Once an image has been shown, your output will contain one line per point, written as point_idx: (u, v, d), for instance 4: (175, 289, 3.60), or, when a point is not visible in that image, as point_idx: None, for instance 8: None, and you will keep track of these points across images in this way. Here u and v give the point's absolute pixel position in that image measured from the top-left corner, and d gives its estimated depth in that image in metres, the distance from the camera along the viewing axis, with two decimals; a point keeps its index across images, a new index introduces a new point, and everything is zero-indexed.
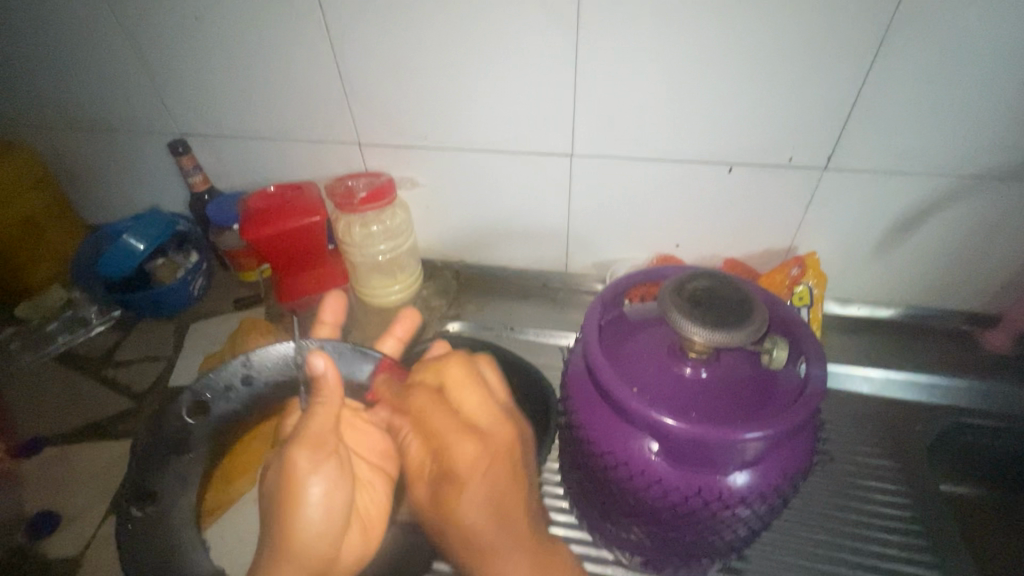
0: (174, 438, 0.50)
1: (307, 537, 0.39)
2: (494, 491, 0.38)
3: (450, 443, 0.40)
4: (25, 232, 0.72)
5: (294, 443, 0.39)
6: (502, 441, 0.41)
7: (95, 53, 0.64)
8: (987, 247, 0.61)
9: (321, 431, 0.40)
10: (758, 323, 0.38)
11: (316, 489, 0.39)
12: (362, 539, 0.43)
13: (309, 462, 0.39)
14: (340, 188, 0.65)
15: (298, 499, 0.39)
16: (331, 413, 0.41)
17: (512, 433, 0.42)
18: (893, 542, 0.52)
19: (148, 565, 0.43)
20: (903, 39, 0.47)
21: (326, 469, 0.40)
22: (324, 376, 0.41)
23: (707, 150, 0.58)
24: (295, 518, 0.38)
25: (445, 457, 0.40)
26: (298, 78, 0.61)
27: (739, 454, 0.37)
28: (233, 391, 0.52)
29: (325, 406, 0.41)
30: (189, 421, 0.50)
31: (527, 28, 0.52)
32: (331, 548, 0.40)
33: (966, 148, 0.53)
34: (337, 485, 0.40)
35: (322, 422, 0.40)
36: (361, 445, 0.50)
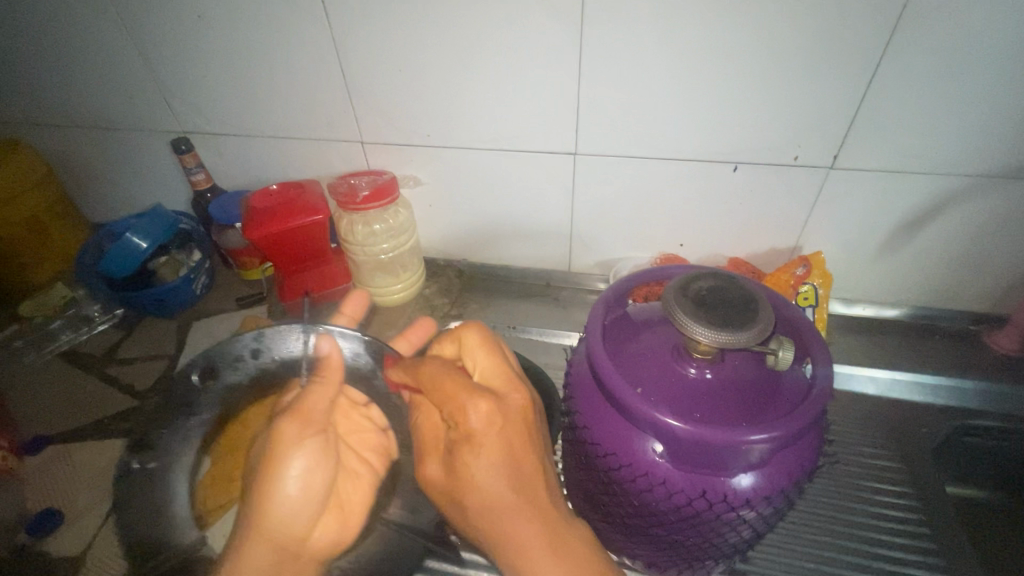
0: (181, 401, 0.45)
1: (277, 516, 0.39)
2: (510, 453, 0.38)
3: (464, 406, 0.38)
4: (29, 231, 0.72)
5: (284, 416, 0.40)
6: (515, 405, 0.40)
7: (98, 52, 0.64)
8: (995, 247, 0.60)
9: (314, 407, 0.41)
10: (764, 324, 0.38)
11: (297, 468, 0.39)
12: (338, 524, 0.43)
13: (298, 436, 0.40)
14: (343, 186, 0.65)
15: (278, 476, 0.39)
16: (325, 394, 0.41)
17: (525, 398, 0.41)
18: (899, 545, 0.52)
19: (141, 525, 0.43)
20: (910, 38, 0.46)
21: (310, 447, 0.40)
22: (329, 355, 0.46)
23: (712, 150, 0.57)
24: (270, 493, 0.39)
25: (460, 418, 0.38)
26: (301, 77, 0.60)
27: (744, 456, 0.37)
28: (245, 363, 0.47)
29: (321, 386, 0.42)
30: (198, 385, 0.45)
31: (531, 28, 0.52)
32: (304, 529, 0.40)
33: (975, 147, 0.52)
34: (320, 467, 0.40)
35: (315, 399, 0.41)
36: (353, 436, 0.49)
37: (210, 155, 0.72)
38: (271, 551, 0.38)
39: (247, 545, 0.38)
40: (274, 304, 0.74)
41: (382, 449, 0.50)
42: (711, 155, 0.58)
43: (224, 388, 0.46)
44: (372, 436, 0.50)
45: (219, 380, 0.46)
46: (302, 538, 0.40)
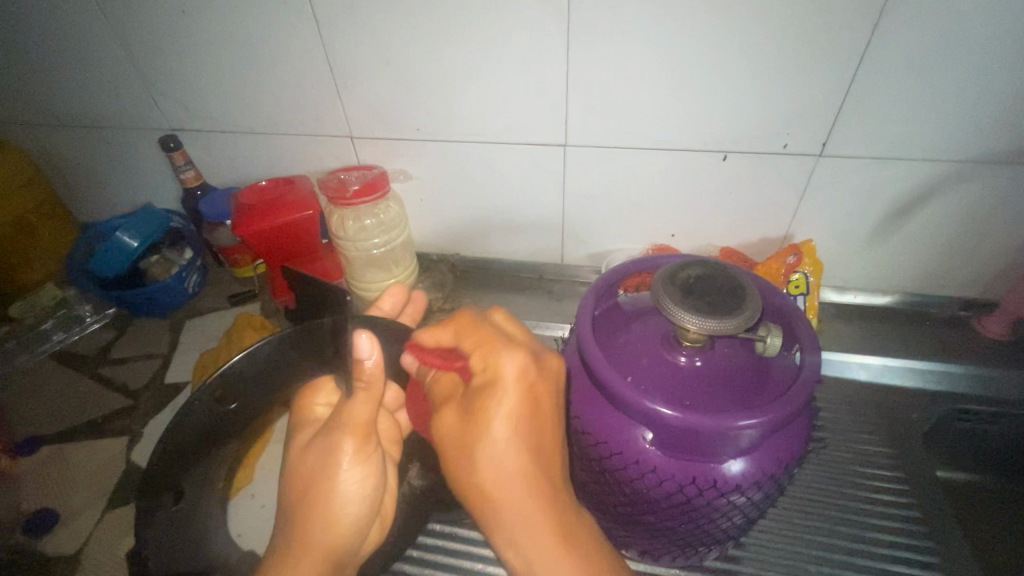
0: (203, 429, 0.40)
1: (335, 532, 0.36)
2: (534, 435, 0.35)
3: (497, 362, 0.35)
4: (18, 231, 0.72)
5: (340, 431, 0.37)
6: (554, 376, 0.37)
7: (83, 50, 0.63)
8: (983, 232, 0.60)
9: (366, 417, 0.37)
10: (751, 310, 0.38)
11: (354, 478, 0.37)
12: (381, 531, 0.41)
13: (354, 450, 0.37)
14: (332, 181, 0.65)
15: (334, 487, 0.37)
16: (372, 401, 0.38)
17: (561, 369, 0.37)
18: (890, 528, 0.52)
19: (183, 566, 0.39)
20: (895, 26, 0.47)
21: (366, 461, 0.37)
22: (368, 360, 0.37)
23: (701, 139, 0.57)
24: (330, 506, 0.37)
25: (490, 376, 0.35)
26: (288, 72, 0.60)
27: (734, 442, 0.37)
28: (263, 372, 0.41)
29: (367, 391, 0.38)
30: (217, 410, 0.40)
31: (517, 20, 0.51)
32: (355, 541, 0.38)
33: (961, 134, 0.53)
34: (375, 475, 0.38)
35: (362, 410, 0.37)
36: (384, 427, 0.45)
37: (199, 152, 0.71)
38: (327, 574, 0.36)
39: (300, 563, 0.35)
40: (268, 302, 0.74)
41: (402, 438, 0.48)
42: (700, 143, 0.58)
43: (246, 401, 0.42)
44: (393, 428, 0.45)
45: (240, 398, 0.41)
46: (354, 552, 0.38)
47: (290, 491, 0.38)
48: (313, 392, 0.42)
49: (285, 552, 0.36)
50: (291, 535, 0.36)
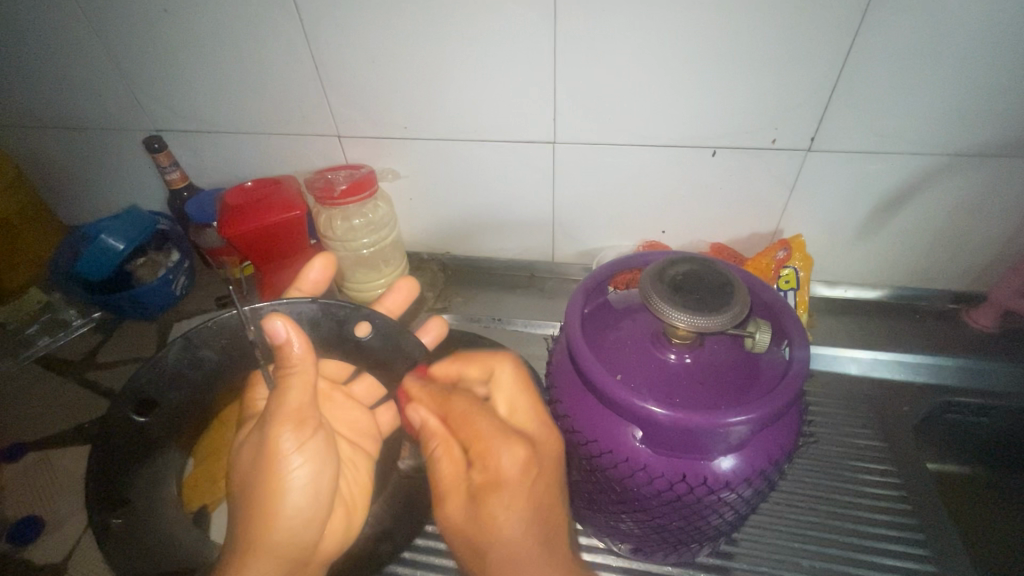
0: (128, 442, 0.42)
1: (282, 524, 0.38)
2: (536, 511, 0.38)
3: (495, 447, 0.39)
4: (1, 234, 0.71)
5: (271, 422, 0.38)
6: (549, 459, 0.41)
7: (64, 50, 0.62)
8: (972, 225, 0.60)
9: (299, 404, 0.39)
10: (739, 306, 0.38)
11: (300, 469, 0.38)
12: (344, 525, 0.43)
13: (296, 436, 0.38)
14: (320, 181, 0.64)
15: (280, 476, 0.38)
16: (305, 385, 0.39)
17: (557, 446, 0.42)
18: (881, 521, 0.52)
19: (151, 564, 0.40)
20: (882, 20, 0.47)
21: (310, 447, 0.39)
22: (289, 344, 0.39)
23: (689, 135, 0.57)
24: (275, 501, 0.38)
25: (490, 460, 0.39)
26: (273, 70, 0.59)
27: (724, 439, 0.37)
28: (183, 377, 0.44)
29: (299, 376, 0.39)
30: (141, 421, 0.42)
31: (503, 16, 0.51)
32: (309, 534, 0.39)
33: (949, 127, 0.53)
34: (321, 464, 0.40)
35: (297, 399, 0.39)
36: (343, 421, 0.51)
37: (185, 153, 0.71)
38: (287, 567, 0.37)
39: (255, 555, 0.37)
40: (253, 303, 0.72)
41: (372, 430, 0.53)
42: (690, 138, 0.57)
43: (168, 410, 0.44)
44: (363, 418, 0.52)
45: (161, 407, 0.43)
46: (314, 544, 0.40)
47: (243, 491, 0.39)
48: (253, 386, 0.48)
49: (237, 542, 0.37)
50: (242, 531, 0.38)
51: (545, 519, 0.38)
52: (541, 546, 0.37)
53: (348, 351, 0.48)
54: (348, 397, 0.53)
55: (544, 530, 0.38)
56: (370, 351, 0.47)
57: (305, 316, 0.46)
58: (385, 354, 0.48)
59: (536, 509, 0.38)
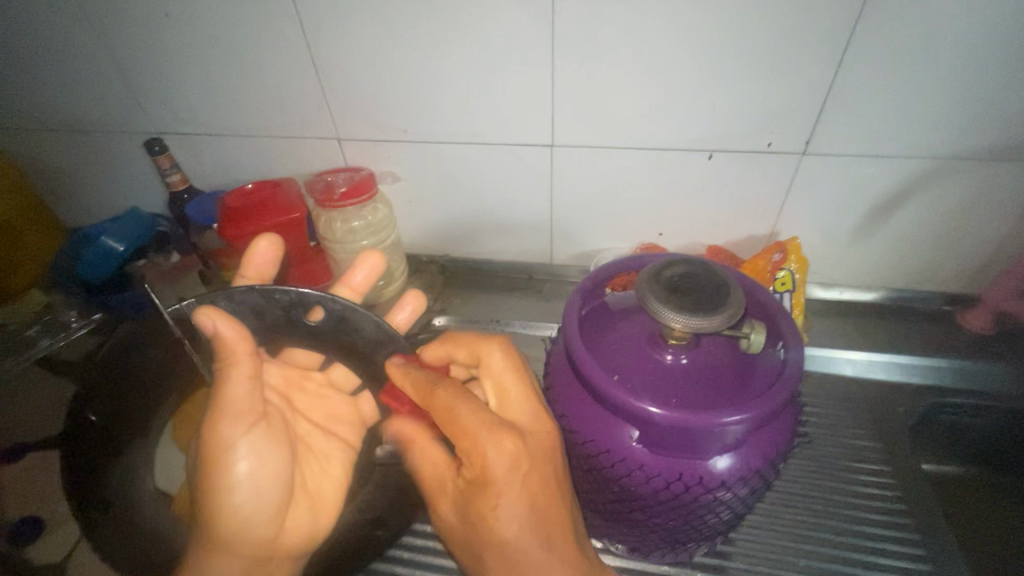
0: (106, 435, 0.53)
1: (232, 518, 0.39)
2: (534, 509, 0.38)
3: (481, 442, 0.37)
4: (2, 237, 0.71)
5: (210, 416, 0.38)
6: (541, 445, 0.39)
7: (65, 53, 0.63)
8: (966, 227, 0.61)
9: (242, 395, 0.39)
10: (734, 308, 0.38)
11: (244, 463, 0.39)
12: (309, 512, 0.45)
13: (239, 427, 0.39)
14: (320, 183, 0.65)
15: (225, 468, 0.39)
16: (246, 376, 0.39)
17: (552, 436, 0.40)
18: (877, 521, 0.53)
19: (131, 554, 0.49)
20: (875, 25, 0.47)
21: (252, 435, 0.40)
22: (222, 334, 0.38)
23: (686, 138, 0.58)
24: (224, 496, 0.39)
25: (476, 455, 0.38)
26: (273, 73, 0.60)
27: (720, 438, 0.37)
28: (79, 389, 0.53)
29: (238, 368, 0.39)
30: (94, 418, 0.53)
31: (502, 20, 0.52)
32: (265, 522, 0.41)
33: (942, 131, 0.53)
34: (265, 456, 0.41)
35: (240, 391, 0.39)
36: (314, 410, 0.52)
37: (185, 155, 0.71)
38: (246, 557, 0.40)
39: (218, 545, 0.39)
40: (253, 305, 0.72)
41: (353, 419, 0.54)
42: (687, 141, 0.58)
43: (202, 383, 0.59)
44: (338, 406, 0.54)
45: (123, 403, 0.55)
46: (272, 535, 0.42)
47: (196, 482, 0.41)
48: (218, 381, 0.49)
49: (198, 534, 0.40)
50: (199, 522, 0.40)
51: (543, 511, 0.38)
52: (547, 550, 0.37)
53: (305, 338, 0.45)
54: (324, 384, 0.54)
55: (538, 521, 0.38)
56: (323, 334, 0.45)
57: (250, 306, 0.43)
58: (345, 345, 0.45)
59: (531, 501, 0.38)
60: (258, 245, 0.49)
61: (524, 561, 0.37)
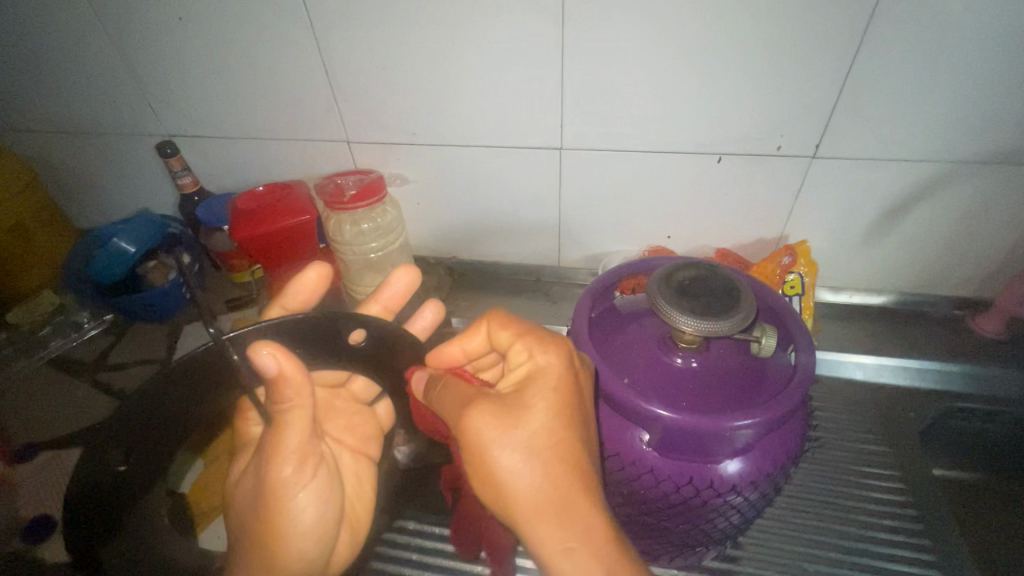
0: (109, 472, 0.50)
1: (292, 563, 0.38)
2: (545, 439, 0.35)
3: (489, 369, 0.38)
4: (16, 238, 0.72)
5: (271, 463, 0.36)
6: (550, 370, 0.37)
7: (79, 57, 0.64)
8: (977, 231, 0.61)
9: (302, 441, 0.37)
10: (745, 311, 0.38)
11: (307, 504, 0.38)
12: (351, 538, 0.44)
13: (301, 471, 0.38)
14: (329, 185, 0.65)
15: (287, 509, 0.37)
16: (304, 422, 0.37)
17: (564, 366, 0.38)
18: (887, 527, 0.52)
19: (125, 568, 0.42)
20: (885, 28, 0.47)
21: (313, 478, 0.38)
22: (281, 374, 0.35)
23: (695, 140, 0.58)
24: (283, 538, 0.38)
25: (482, 386, 0.38)
26: (283, 77, 0.60)
27: (730, 442, 0.37)
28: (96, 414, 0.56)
29: (302, 414, 0.37)
30: None
31: (512, 23, 0.52)
32: (322, 559, 0.40)
33: (953, 134, 0.53)
34: (326, 497, 0.39)
35: (301, 437, 0.37)
36: (346, 429, 0.50)
37: (195, 158, 0.72)
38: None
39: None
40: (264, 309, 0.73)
41: (375, 431, 0.52)
42: (694, 144, 0.58)
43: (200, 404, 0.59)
44: (365, 422, 0.52)
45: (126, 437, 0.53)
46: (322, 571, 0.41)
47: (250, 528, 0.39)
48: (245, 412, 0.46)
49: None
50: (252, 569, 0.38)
51: (562, 450, 0.35)
52: (545, 477, 0.34)
53: (344, 362, 0.43)
54: (350, 399, 0.53)
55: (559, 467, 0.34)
56: (358, 358, 0.43)
57: (293, 333, 0.40)
58: (380, 359, 0.43)
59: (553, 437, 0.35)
60: (307, 273, 0.49)
61: (523, 490, 0.35)
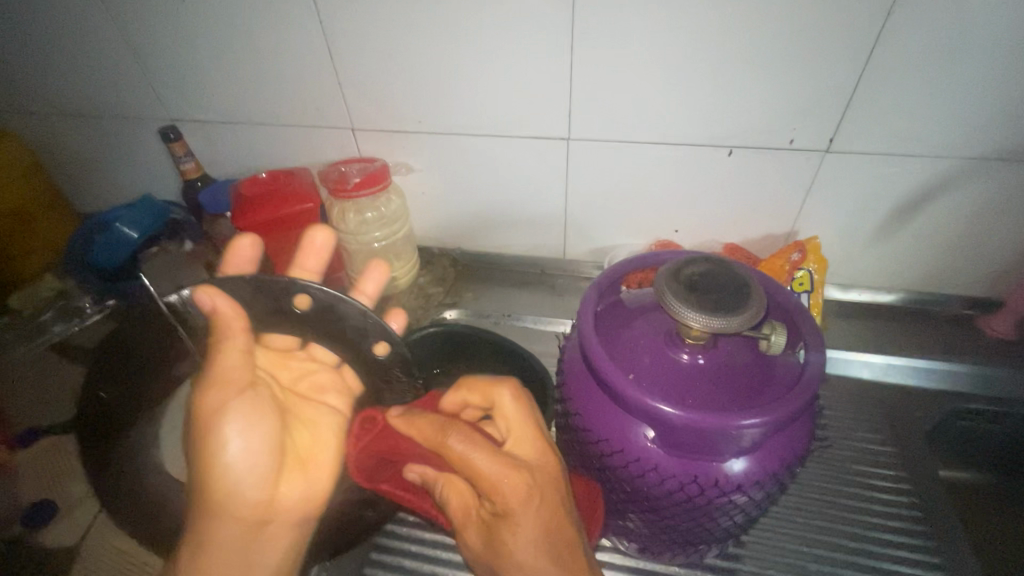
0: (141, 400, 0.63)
1: (221, 481, 0.39)
2: (552, 547, 0.37)
3: (498, 483, 0.37)
4: (19, 222, 0.72)
5: (201, 387, 0.38)
6: (549, 476, 0.39)
7: (82, 39, 0.63)
8: (991, 230, 0.59)
9: (238, 372, 0.39)
10: (755, 308, 0.38)
11: (235, 437, 0.39)
12: (303, 479, 0.44)
13: (229, 394, 0.39)
14: (333, 173, 0.64)
15: (218, 441, 0.38)
16: (240, 350, 0.39)
17: (557, 465, 0.40)
18: (893, 528, 0.52)
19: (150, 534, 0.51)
20: (905, 21, 0.46)
21: (240, 407, 0.39)
22: (216, 309, 0.38)
23: (708, 132, 0.56)
24: (213, 467, 0.39)
25: (495, 495, 0.37)
26: (287, 63, 0.59)
27: (737, 441, 0.37)
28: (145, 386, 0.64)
29: (233, 343, 0.38)
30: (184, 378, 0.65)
31: (520, 12, 0.51)
32: (263, 491, 0.41)
33: (970, 132, 0.52)
34: (256, 424, 0.40)
35: (232, 368, 0.39)
36: (299, 381, 0.50)
37: (200, 143, 0.71)
38: (238, 528, 0.40)
39: (214, 519, 0.40)
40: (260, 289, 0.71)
41: (340, 389, 0.52)
42: (705, 137, 0.57)
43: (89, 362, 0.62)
44: (322, 375, 0.52)
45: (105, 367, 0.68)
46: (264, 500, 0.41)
47: (191, 454, 0.40)
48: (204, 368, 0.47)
49: (196, 510, 0.40)
50: (195, 504, 0.40)
51: (556, 539, 0.38)
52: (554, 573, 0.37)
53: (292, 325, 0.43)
54: (307, 359, 0.52)
55: (557, 546, 0.37)
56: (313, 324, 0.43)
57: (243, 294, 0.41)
58: (326, 325, 0.43)
59: (547, 527, 0.38)
60: (239, 242, 0.46)
61: None
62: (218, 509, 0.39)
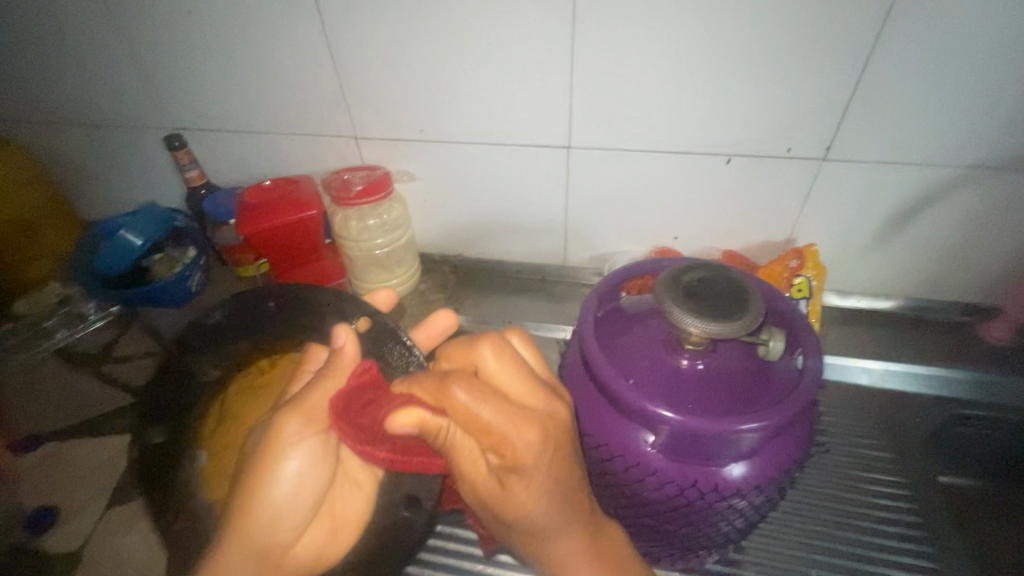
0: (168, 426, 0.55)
1: (259, 515, 0.37)
2: (560, 491, 0.36)
3: (507, 436, 0.34)
4: (23, 229, 0.73)
5: (287, 409, 0.38)
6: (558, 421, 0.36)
7: (89, 50, 0.64)
8: (987, 237, 0.60)
9: (319, 405, 0.38)
10: (753, 314, 0.38)
11: (290, 472, 0.38)
12: (327, 537, 0.41)
13: (302, 430, 0.38)
14: (336, 181, 0.65)
15: (272, 472, 0.37)
16: (335, 389, 0.38)
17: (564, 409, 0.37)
18: (891, 534, 0.52)
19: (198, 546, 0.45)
20: (899, 30, 0.47)
21: (307, 446, 0.38)
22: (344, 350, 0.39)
23: (705, 140, 0.57)
24: (256, 497, 0.37)
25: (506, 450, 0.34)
26: (291, 72, 0.60)
27: (736, 446, 0.37)
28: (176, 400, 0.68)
29: (334, 381, 0.38)
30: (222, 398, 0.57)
31: (521, 22, 0.52)
32: (289, 534, 0.38)
33: (965, 140, 0.53)
34: (314, 466, 0.39)
35: (321, 396, 0.38)
36: None
37: (204, 151, 0.72)
38: (252, 565, 0.36)
39: (229, 553, 0.36)
40: None
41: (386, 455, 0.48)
42: (704, 145, 0.58)
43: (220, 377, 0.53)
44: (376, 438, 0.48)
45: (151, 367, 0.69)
46: (284, 547, 0.38)
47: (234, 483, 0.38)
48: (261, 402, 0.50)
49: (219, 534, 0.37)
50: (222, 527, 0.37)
51: (563, 484, 0.36)
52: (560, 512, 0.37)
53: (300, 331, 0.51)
54: None
55: (562, 491, 0.37)
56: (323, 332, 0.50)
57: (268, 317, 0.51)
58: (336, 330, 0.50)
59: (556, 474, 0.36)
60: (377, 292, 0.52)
61: (536, 524, 0.37)
62: (239, 543, 0.36)
